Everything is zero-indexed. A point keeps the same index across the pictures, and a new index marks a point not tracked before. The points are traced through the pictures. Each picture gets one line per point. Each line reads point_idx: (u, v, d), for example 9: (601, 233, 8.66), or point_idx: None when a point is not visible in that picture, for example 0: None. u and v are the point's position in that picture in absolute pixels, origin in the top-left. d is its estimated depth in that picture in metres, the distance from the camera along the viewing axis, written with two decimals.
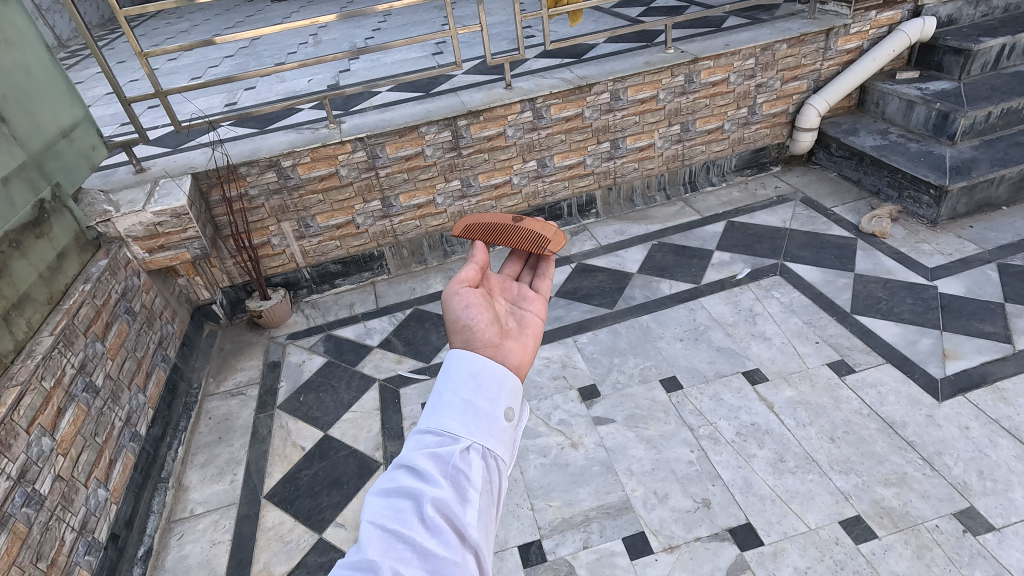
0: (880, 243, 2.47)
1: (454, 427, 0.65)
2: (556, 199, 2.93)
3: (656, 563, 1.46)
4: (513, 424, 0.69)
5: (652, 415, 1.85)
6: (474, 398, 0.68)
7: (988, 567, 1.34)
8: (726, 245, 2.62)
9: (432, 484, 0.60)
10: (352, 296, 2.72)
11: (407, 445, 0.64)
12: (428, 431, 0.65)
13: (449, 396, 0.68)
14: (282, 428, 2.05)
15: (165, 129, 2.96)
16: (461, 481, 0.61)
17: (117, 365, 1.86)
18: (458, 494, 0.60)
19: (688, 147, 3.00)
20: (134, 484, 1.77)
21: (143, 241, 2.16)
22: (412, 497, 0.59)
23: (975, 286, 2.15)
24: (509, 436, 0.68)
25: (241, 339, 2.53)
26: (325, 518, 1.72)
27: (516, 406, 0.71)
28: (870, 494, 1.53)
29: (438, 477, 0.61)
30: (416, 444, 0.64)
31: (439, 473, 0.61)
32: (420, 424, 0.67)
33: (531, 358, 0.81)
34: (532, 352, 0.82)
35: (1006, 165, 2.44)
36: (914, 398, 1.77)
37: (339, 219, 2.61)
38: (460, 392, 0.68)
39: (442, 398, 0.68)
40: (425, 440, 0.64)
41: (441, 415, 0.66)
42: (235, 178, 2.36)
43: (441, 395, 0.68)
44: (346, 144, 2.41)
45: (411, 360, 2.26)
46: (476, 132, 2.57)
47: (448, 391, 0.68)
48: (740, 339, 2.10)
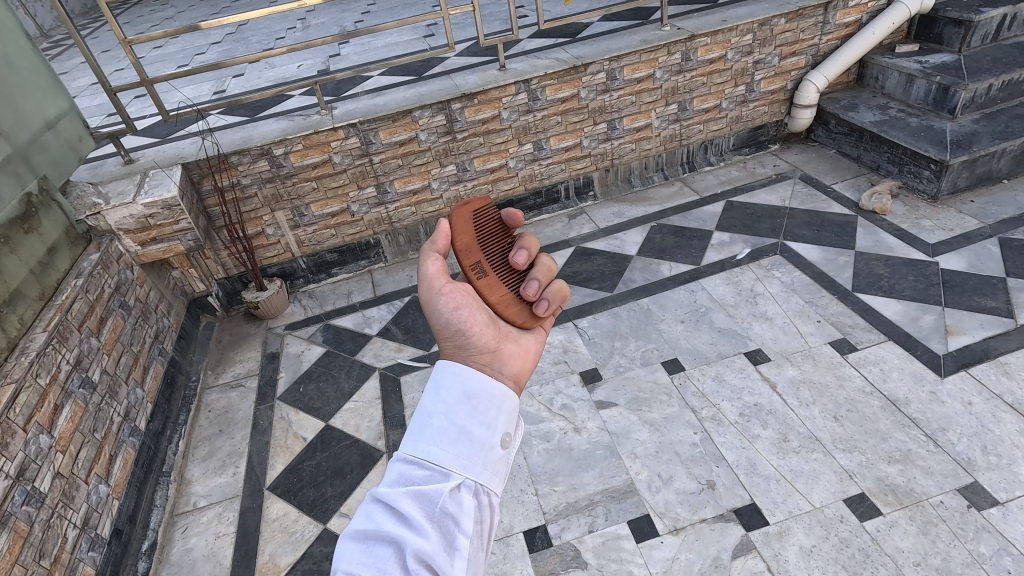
0: (880, 219, 2.45)
1: (443, 462, 0.62)
2: (553, 181, 2.89)
3: (662, 545, 1.46)
4: (507, 452, 0.67)
5: (655, 398, 1.85)
6: (468, 424, 0.65)
7: (993, 541, 1.35)
8: (726, 225, 2.60)
9: (417, 530, 0.57)
10: (350, 285, 2.69)
11: (389, 479, 0.61)
12: (413, 466, 0.62)
13: (440, 421, 0.64)
14: (283, 419, 2.04)
15: (153, 119, 2.90)
16: (447, 525, 0.59)
17: (113, 360, 1.83)
18: (446, 540, 0.58)
19: (686, 126, 2.96)
20: (136, 479, 1.76)
21: (135, 234, 2.13)
22: (394, 543, 0.56)
23: (977, 261, 2.14)
24: (503, 465, 0.66)
25: (239, 331, 2.50)
26: (329, 508, 1.71)
27: (513, 432, 0.68)
28: (874, 471, 1.53)
29: (423, 520, 0.58)
30: (400, 480, 0.61)
31: (424, 515, 0.58)
32: (406, 453, 0.63)
33: (532, 366, 0.80)
34: (533, 358, 0.80)
35: (1008, 138, 2.41)
36: (916, 375, 1.77)
37: (334, 208, 2.57)
38: (450, 423, 0.64)
39: (430, 423, 0.64)
40: (412, 473, 0.61)
41: (431, 445, 0.63)
42: (226, 167, 2.32)
43: (432, 421, 0.64)
44: (339, 130, 2.37)
45: (410, 348, 2.25)
46: (470, 115, 2.52)
47: (439, 414, 0.65)
48: (742, 319, 2.09)
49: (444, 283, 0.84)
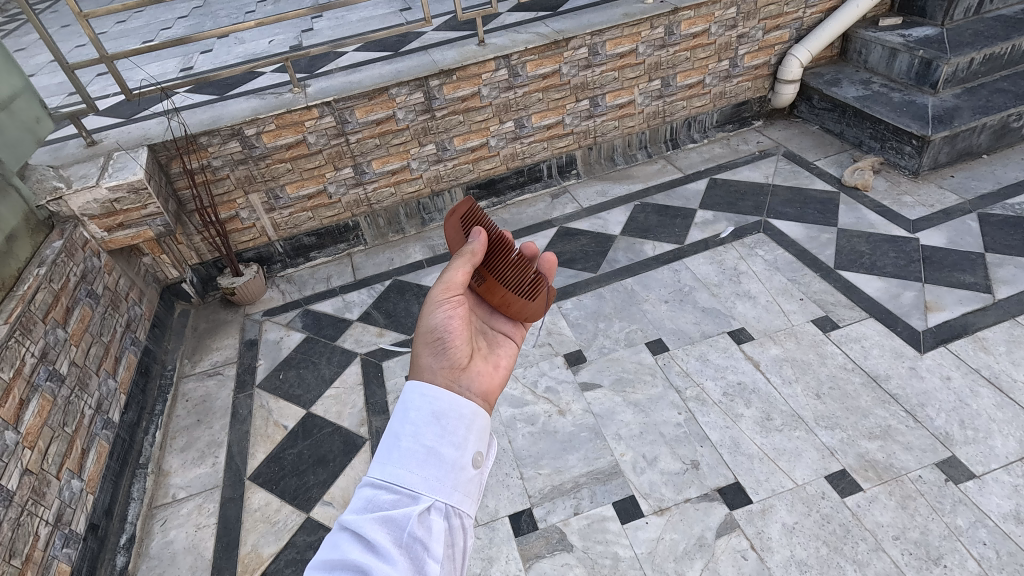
0: (862, 196, 2.45)
1: (411, 487, 0.60)
2: (535, 160, 2.84)
3: (647, 526, 1.47)
4: (477, 473, 0.65)
5: (639, 378, 1.84)
6: (438, 444, 0.63)
7: (970, 514, 1.37)
8: (709, 203, 2.58)
9: (384, 556, 0.54)
10: (329, 269, 2.63)
11: (355, 504, 0.58)
12: (379, 492, 0.59)
13: (409, 443, 0.62)
14: (263, 407, 2.00)
15: (117, 99, 2.78)
16: (416, 550, 0.56)
17: (82, 352, 1.77)
18: (415, 566, 0.55)
19: (669, 102, 2.91)
20: (111, 472, 1.71)
21: (100, 220, 2.04)
22: (360, 570, 0.53)
23: (956, 236, 2.15)
24: (475, 485, 0.64)
25: (216, 317, 2.44)
26: (312, 496, 1.69)
27: (485, 451, 0.68)
28: (855, 448, 1.55)
29: (391, 545, 0.55)
30: (366, 504, 0.58)
31: (392, 539, 0.56)
32: (372, 475, 0.60)
33: (498, 385, 0.80)
34: (499, 380, 0.81)
35: (988, 113, 2.41)
36: (897, 351, 1.78)
37: (310, 189, 2.50)
38: (420, 444, 0.63)
39: (398, 445, 0.62)
40: (379, 498, 0.59)
41: (399, 466, 0.61)
42: (195, 148, 2.23)
43: (400, 442, 0.62)
44: (313, 109, 2.28)
45: (392, 333, 2.21)
46: (449, 92, 2.45)
47: (408, 436, 0.63)
48: (725, 299, 2.08)
49: (455, 294, 0.82)
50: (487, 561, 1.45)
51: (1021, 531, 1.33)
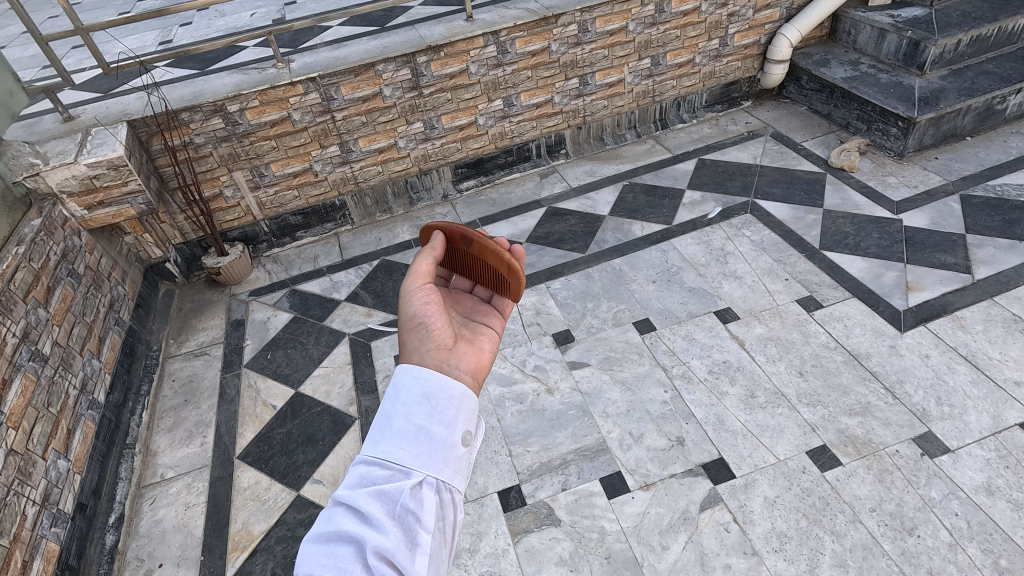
0: (848, 176, 2.48)
1: (404, 468, 0.61)
2: (524, 139, 2.81)
3: (633, 501, 1.50)
4: (468, 451, 0.66)
5: (626, 357, 1.86)
6: (428, 423, 0.64)
7: (944, 487, 1.42)
8: (697, 184, 2.59)
9: (377, 529, 0.56)
10: (316, 249, 2.61)
11: (351, 481, 0.60)
12: (373, 473, 0.60)
13: (400, 422, 0.63)
14: (251, 387, 1.99)
15: (93, 73, 2.70)
16: (410, 525, 0.57)
17: (65, 332, 1.75)
18: (407, 537, 0.57)
19: (658, 82, 2.90)
20: (98, 452, 1.70)
21: (80, 197, 2.00)
22: (354, 542, 0.55)
23: (938, 218, 2.18)
24: (466, 463, 0.65)
25: (201, 298, 2.42)
26: (301, 475, 1.70)
27: (473, 429, 0.68)
28: (836, 424, 1.59)
29: (383, 518, 0.57)
30: (360, 480, 0.60)
31: (384, 512, 0.57)
32: (366, 453, 0.62)
33: (487, 366, 0.80)
34: (488, 358, 0.80)
35: (973, 95, 2.43)
36: (878, 330, 1.82)
37: (295, 167, 2.46)
38: (412, 425, 0.63)
39: (391, 425, 0.63)
40: (373, 475, 0.60)
41: (391, 443, 0.62)
42: (177, 125, 2.17)
43: (391, 420, 0.63)
44: (297, 85, 2.23)
45: (380, 313, 2.20)
46: (437, 69, 2.40)
47: (399, 416, 0.64)
48: (712, 279, 2.10)
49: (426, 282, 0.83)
50: (476, 536, 1.47)
51: (992, 502, 1.38)
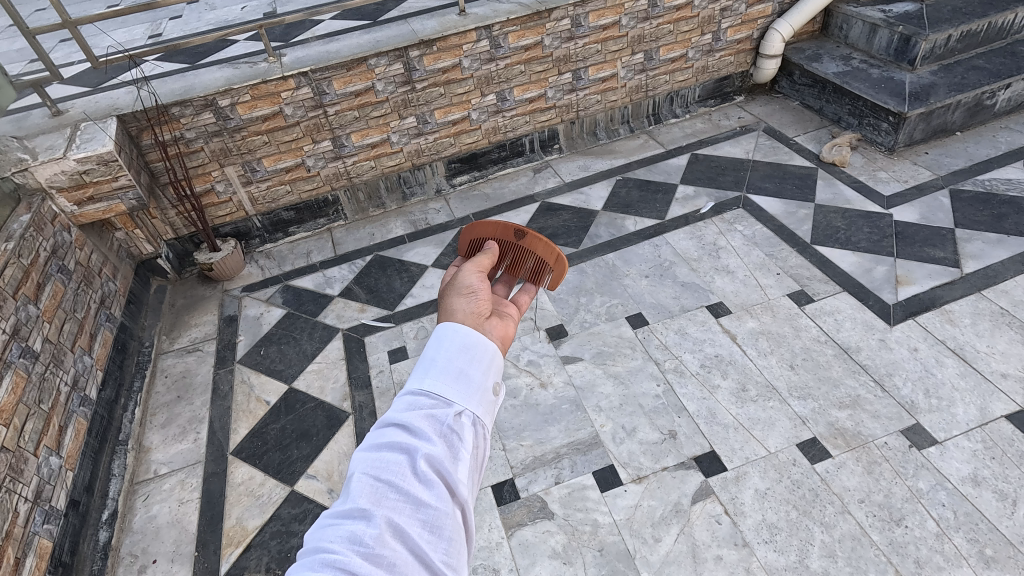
0: (840, 171, 2.49)
1: (449, 390, 0.57)
2: (517, 134, 2.81)
3: (625, 493, 1.51)
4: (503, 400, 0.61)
5: (619, 352, 1.87)
6: (472, 365, 0.59)
7: (931, 478, 1.44)
8: (690, 179, 2.59)
9: (423, 439, 0.53)
10: (309, 244, 2.60)
11: (395, 404, 0.56)
12: (418, 392, 0.57)
13: (444, 360, 0.59)
14: (245, 383, 1.99)
15: (81, 67, 2.68)
16: (457, 438, 0.55)
17: (55, 328, 1.74)
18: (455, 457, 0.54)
19: (651, 77, 2.90)
20: (90, 449, 1.70)
21: (70, 192, 1.98)
22: (401, 451, 0.52)
23: (928, 212, 2.20)
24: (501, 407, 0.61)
25: (193, 294, 2.40)
26: (296, 470, 1.70)
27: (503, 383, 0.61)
28: (826, 417, 1.61)
29: (429, 430, 0.54)
30: (407, 403, 0.56)
31: (430, 425, 0.54)
32: (410, 384, 0.58)
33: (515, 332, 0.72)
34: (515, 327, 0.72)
35: (963, 90, 2.44)
36: (868, 324, 1.84)
37: (288, 162, 2.45)
38: (455, 357, 0.59)
39: (434, 359, 0.59)
40: (419, 402, 0.56)
41: (436, 376, 0.58)
42: (167, 120, 2.16)
43: (435, 358, 0.59)
44: (289, 80, 2.22)
45: (374, 308, 2.20)
46: (430, 63, 2.39)
47: (443, 355, 0.59)
48: (704, 273, 2.11)
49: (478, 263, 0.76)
50: None
51: (978, 492, 1.40)
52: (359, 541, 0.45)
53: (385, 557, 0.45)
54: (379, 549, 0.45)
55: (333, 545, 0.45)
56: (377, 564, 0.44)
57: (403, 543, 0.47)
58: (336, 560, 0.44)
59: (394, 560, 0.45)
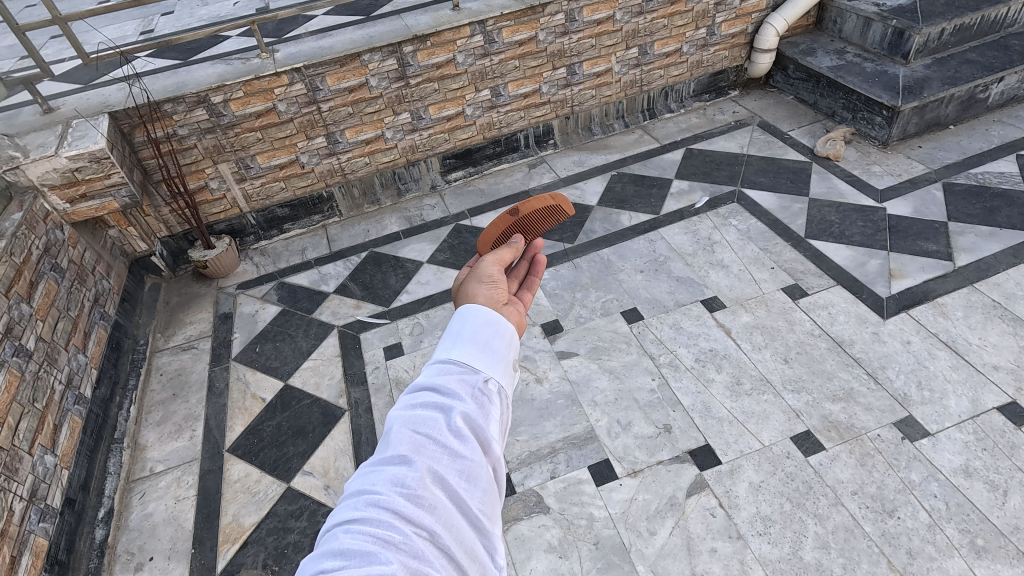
0: (834, 165, 2.50)
1: (479, 354, 0.55)
2: (512, 130, 2.81)
3: (621, 487, 1.52)
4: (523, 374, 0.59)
5: (614, 347, 1.88)
6: (498, 337, 0.57)
7: (923, 469, 1.45)
8: (685, 174, 2.60)
9: (456, 397, 0.51)
10: (304, 241, 2.60)
11: (426, 371, 0.54)
12: (447, 356, 0.55)
13: (471, 331, 0.57)
14: (240, 380, 1.99)
15: (72, 64, 2.66)
16: (490, 397, 0.53)
17: (49, 327, 1.74)
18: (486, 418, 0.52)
19: (646, 71, 2.89)
20: (85, 448, 1.69)
21: (62, 190, 1.97)
22: (435, 409, 0.50)
23: (921, 205, 2.21)
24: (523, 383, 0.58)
25: (188, 291, 2.40)
26: (292, 467, 1.70)
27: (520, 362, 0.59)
28: (820, 410, 1.61)
29: (462, 389, 0.52)
30: (438, 370, 0.54)
31: (462, 385, 0.53)
32: (438, 354, 0.56)
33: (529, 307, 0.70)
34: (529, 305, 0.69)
35: (957, 83, 2.45)
36: (861, 317, 1.84)
37: (282, 159, 2.44)
38: (482, 329, 0.57)
39: (460, 332, 0.57)
40: (450, 367, 0.54)
41: (464, 345, 0.55)
42: (159, 117, 2.14)
43: (462, 330, 0.57)
44: (282, 76, 2.21)
45: (369, 305, 2.20)
46: (423, 59, 2.39)
47: (470, 327, 0.57)
48: (699, 268, 2.12)
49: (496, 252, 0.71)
50: None
51: (970, 483, 1.41)
52: (401, 483, 0.44)
53: (426, 500, 0.43)
54: (421, 491, 0.44)
55: (375, 488, 0.44)
56: (419, 506, 0.43)
57: (443, 490, 0.45)
58: (379, 501, 0.43)
59: (435, 506, 0.43)
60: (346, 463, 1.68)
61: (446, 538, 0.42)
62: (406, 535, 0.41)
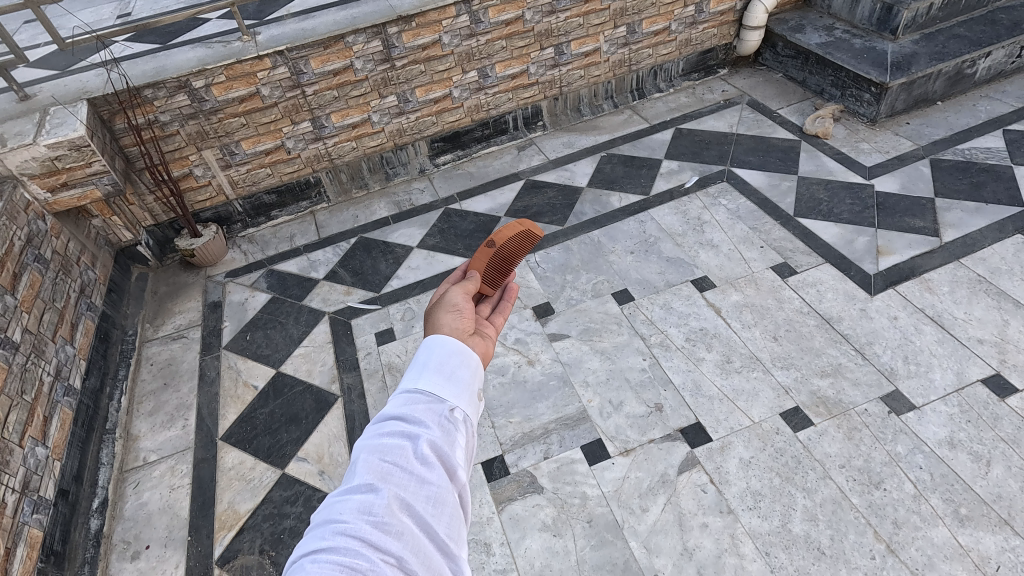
0: (822, 143, 2.50)
1: (444, 384, 0.57)
2: (500, 112, 2.78)
3: (613, 466, 1.53)
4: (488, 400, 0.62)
5: (605, 328, 1.89)
6: (461, 367, 0.59)
7: (909, 442, 1.48)
8: (674, 154, 2.59)
9: (423, 425, 0.53)
10: (292, 228, 2.57)
11: (392, 401, 0.56)
12: (414, 388, 0.57)
13: (436, 360, 0.59)
14: (231, 368, 1.98)
15: (48, 49, 2.59)
16: (456, 425, 0.55)
17: (34, 318, 1.71)
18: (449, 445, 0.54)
19: (634, 50, 2.86)
20: (77, 439, 1.69)
21: (42, 179, 1.93)
22: (402, 437, 0.52)
23: (909, 182, 2.22)
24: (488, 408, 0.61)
25: (176, 281, 2.37)
26: (286, 453, 1.71)
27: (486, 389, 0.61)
28: (809, 386, 1.64)
29: (428, 419, 0.54)
30: (403, 400, 0.56)
31: (429, 414, 0.54)
32: (404, 383, 0.58)
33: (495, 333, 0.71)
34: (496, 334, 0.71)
35: (944, 59, 2.45)
36: (849, 294, 1.86)
37: (267, 145, 2.41)
38: (446, 359, 0.60)
39: (426, 362, 0.59)
40: (415, 397, 0.56)
41: (429, 375, 0.57)
42: (140, 103, 2.10)
43: (427, 360, 0.59)
44: (265, 59, 2.17)
45: (360, 291, 2.19)
46: (409, 40, 2.35)
47: (435, 357, 0.59)
48: (689, 248, 2.12)
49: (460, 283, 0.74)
50: None
51: (953, 454, 1.44)
52: (369, 510, 0.45)
53: (393, 526, 0.45)
54: (387, 518, 0.45)
55: (344, 516, 0.45)
56: (386, 533, 0.44)
57: (410, 516, 0.46)
58: (347, 529, 0.43)
59: (402, 531, 0.45)
60: (340, 449, 1.69)
61: (412, 563, 0.43)
62: (373, 560, 0.41)
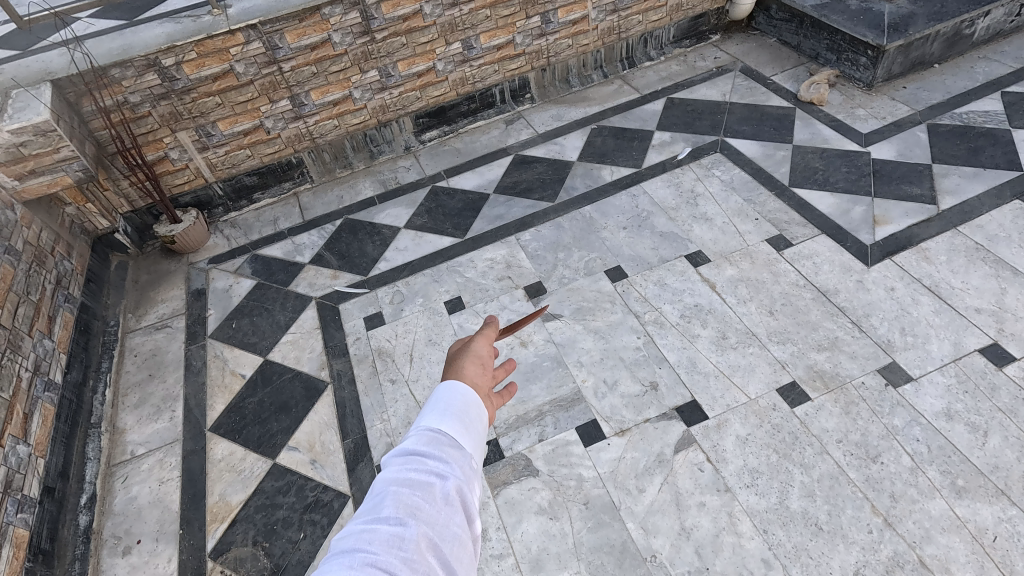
0: (817, 110, 2.44)
1: (461, 431, 0.52)
2: (486, 85, 2.69)
3: (609, 447, 1.51)
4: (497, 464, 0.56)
5: (599, 306, 1.85)
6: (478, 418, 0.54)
7: (907, 414, 1.46)
8: (666, 124, 2.52)
9: (445, 465, 0.48)
10: (275, 211, 2.50)
11: (409, 440, 0.50)
12: (432, 429, 0.51)
13: (455, 405, 0.54)
14: (218, 358, 1.94)
15: (8, 28, 2.46)
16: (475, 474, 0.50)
17: (8, 313, 1.65)
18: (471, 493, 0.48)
19: (624, 17, 2.76)
20: (61, 434, 1.65)
21: (8, 167, 1.84)
22: (423, 475, 0.46)
23: (905, 149, 2.17)
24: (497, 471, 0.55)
25: (158, 269, 2.31)
26: (276, 443, 1.68)
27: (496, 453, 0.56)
28: (805, 360, 1.61)
29: (449, 460, 0.49)
30: (420, 440, 0.50)
31: (449, 455, 0.49)
32: (420, 423, 0.52)
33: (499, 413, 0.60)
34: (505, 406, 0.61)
35: (943, 19, 2.37)
36: (845, 266, 1.83)
37: (245, 125, 2.32)
38: (466, 405, 0.54)
39: (443, 406, 0.54)
40: (436, 437, 0.50)
41: (447, 419, 0.53)
42: (107, 83, 1.99)
43: (444, 404, 0.54)
44: (237, 34, 2.06)
45: (347, 274, 2.14)
46: (389, 11, 2.24)
47: (453, 403, 0.54)
48: (683, 222, 2.07)
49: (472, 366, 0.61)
50: None
51: (951, 426, 1.43)
52: (399, 543, 0.39)
53: (422, 564, 0.39)
54: (418, 555, 0.39)
55: (371, 547, 0.39)
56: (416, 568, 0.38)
57: (435, 557, 0.41)
58: (377, 560, 0.37)
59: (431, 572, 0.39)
60: (332, 437, 1.66)
61: None
62: None
